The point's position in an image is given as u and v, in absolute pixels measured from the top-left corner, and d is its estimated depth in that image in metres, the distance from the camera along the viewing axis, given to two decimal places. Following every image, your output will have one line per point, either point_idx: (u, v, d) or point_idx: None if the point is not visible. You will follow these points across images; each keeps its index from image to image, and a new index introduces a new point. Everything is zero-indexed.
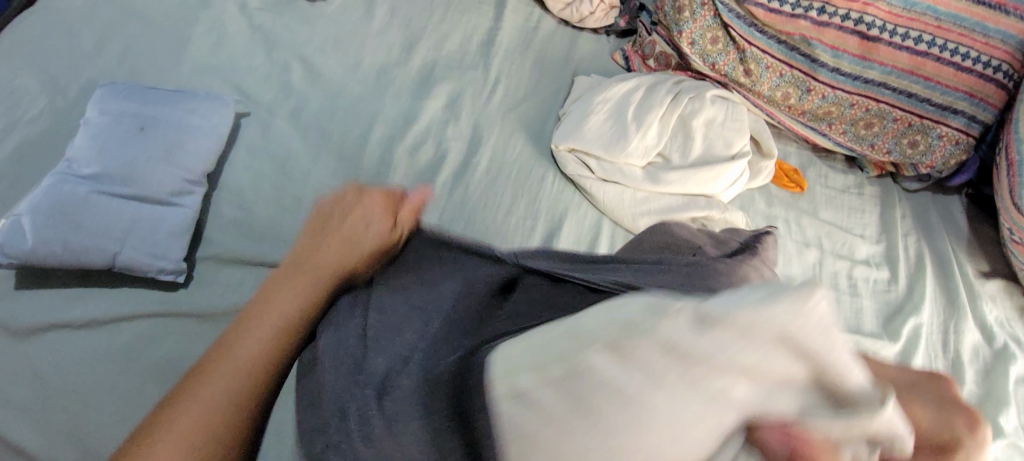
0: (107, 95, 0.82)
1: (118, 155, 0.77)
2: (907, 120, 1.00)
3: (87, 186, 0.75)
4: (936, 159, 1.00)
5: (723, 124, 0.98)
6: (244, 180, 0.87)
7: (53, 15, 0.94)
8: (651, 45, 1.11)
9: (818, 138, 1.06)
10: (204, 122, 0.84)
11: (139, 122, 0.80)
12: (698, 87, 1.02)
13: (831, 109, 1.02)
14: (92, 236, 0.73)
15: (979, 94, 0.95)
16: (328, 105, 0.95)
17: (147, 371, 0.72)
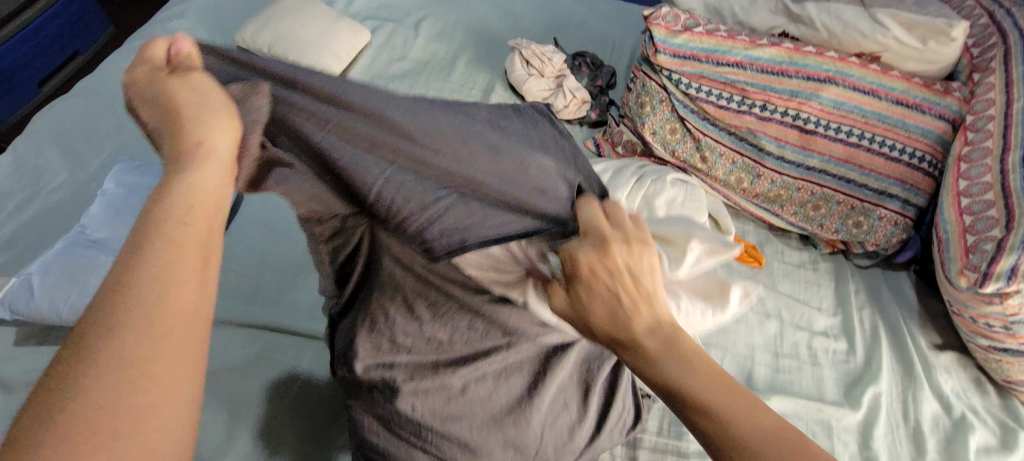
0: (124, 170, 0.91)
1: (126, 222, 0.85)
2: (850, 202, 1.10)
3: (95, 249, 0.82)
4: (879, 238, 1.11)
5: (683, 203, 1.08)
6: (241, 248, 0.94)
7: (83, 100, 1.06)
8: (619, 134, 1.23)
9: (772, 217, 1.16)
10: None
11: (150, 193, 0.88)
12: (659, 171, 1.13)
13: (780, 192, 1.13)
14: (94, 296, 0.78)
15: (909, 181, 1.07)
16: None
17: None
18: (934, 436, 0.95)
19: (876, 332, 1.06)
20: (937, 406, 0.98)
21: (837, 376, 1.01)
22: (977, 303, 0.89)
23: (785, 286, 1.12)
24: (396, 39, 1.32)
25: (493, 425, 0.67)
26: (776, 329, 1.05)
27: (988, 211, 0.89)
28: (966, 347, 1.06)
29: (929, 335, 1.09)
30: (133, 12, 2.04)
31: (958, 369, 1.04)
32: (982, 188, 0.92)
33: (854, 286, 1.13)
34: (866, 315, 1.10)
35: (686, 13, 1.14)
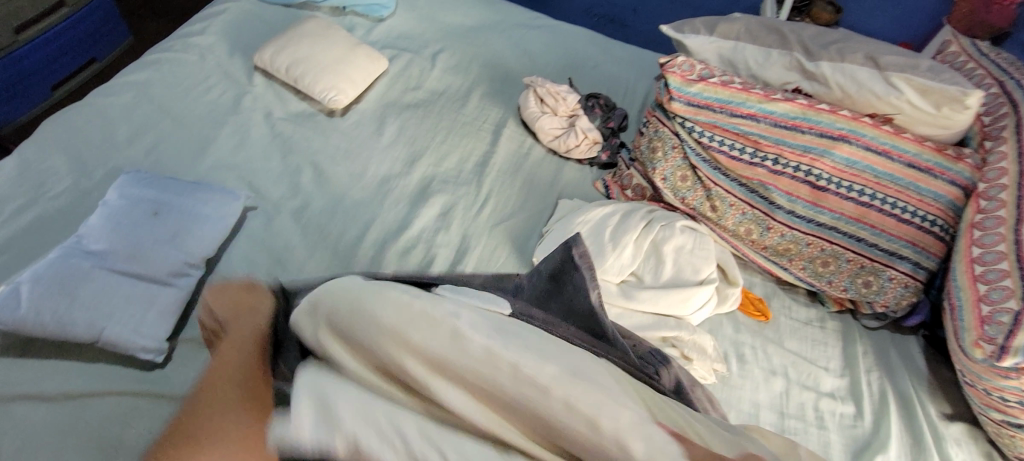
0: (128, 182, 0.90)
1: (125, 235, 0.83)
2: (859, 261, 1.09)
3: (89, 261, 0.79)
4: (888, 299, 1.09)
5: (692, 251, 1.06)
6: (240, 268, 0.92)
7: (96, 109, 1.05)
8: (629, 178, 1.23)
9: (780, 271, 1.14)
10: (213, 212, 0.90)
11: (153, 207, 0.87)
12: (669, 216, 1.11)
13: (789, 246, 1.11)
14: (83, 310, 0.76)
15: (920, 244, 1.06)
16: (331, 206, 1.03)
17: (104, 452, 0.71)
18: None
19: (884, 398, 1.03)
20: None
21: (844, 441, 0.97)
22: (992, 375, 0.87)
23: (792, 343, 1.09)
24: (413, 69, 1.33)
25: None
26: (782, 386, 1.02)
27: (1003, 281, 0.87)
28: (977, 419, 1.03)
29: (940, 403, 1.05)
30: (154, 25, 2.07)
31: (969, 442, 1.00)
32: (997, 256, 0.91)
33: (861, 347, 1.11)
34: (874, 378, 1.06)
35: (702, 64, 1.15)
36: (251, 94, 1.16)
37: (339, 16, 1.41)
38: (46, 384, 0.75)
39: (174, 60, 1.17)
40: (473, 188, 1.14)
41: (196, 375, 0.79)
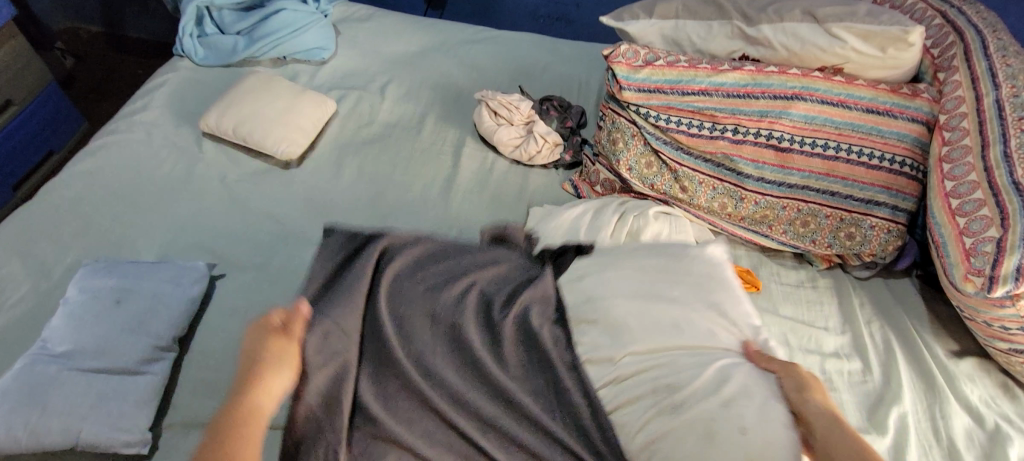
0: (87, 274, 0.88)
1: (90, 331, 0.80)
2: (838, 214, 1.08)
3: (56, 364, 0.77)
4: (875, 247, 1.07)
5: (668, 237, 1.04)
6: (215, 340, 0.89)
7: (46, 207, 1.03)
8: (596, 173, 1.21)
9: (762, 239, 1.12)
10: (179, 288, 0.88)
11: (115, 295, 0.85)
12: (640, 206, 1.10)
13: (766, 213, 1.10)
14: (57, 416, 0.73)
15: (894, 187, 1.05)
16: (298, 259, 1.01)
17: None
18: (971, 453, 0.91)
19: (889, 346, 1.03)
20: (968, 419, 0.95)
21: (858, 398, 0.96)
22: (989, 307, 0.85)
23: (787, 309, 1.07)
24: (362, 105, 1.32)
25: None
26: (785, 355, 1.00)
27: (980, 211, 0.86)
28: (985, 351, 1.03)
29: (945, 343, 1.05)
30: (107, 107, 2.05)
31: (980, 375, 1.00)
32: (970, 187, 0.90)
33: (857, 301, 1.09)
34: (875, 329, 1.06)
35: (647, 48, 1.14)
36: (202, 161, 1.14)
37: (281, 66, 1.40)
38: None
39: (120, 142, 1.15)
40: (443, 213, 1.12)
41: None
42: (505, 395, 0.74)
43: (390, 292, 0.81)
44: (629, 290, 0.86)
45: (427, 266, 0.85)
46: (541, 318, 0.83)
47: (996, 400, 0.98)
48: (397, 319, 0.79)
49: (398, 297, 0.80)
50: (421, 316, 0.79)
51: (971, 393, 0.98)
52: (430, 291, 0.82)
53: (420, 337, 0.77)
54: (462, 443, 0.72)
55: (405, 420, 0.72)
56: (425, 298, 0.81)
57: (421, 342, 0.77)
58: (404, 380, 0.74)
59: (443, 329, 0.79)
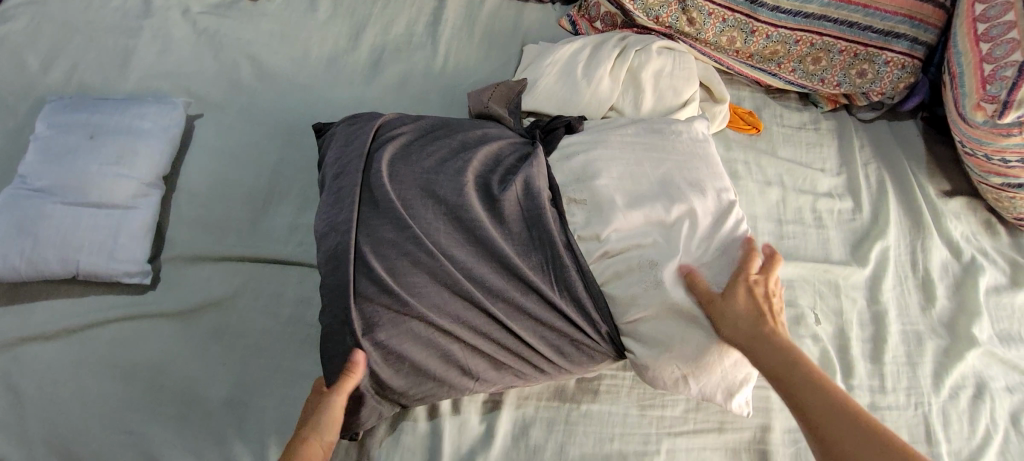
0: (53, 109, 0.82)
1: (67, 166, 0.77)
2: (852, 50, 1.01)
3: (39, 198, 0.75)
4: (885, 85, 1.03)
5: (671, 73, 0.98)
6: (201, 180, 0.87)
7: None
8: (596, 7, 1.10)
9: (769, 78, 1.06)
10: (155, 125, 0.84)
11: (88, 130, 0.80)
12: (643, 40, 1.02)
13: (777, 48, 1.03)
14: (52, 247, 0.73)
15: (917, 16, 0.98)
16: (278, 98, 0.95)
17: (124, 372, 0.74)
18: (943, 283, 0.95)
19: (882, 187, 1.03)
20: (947, 253, 0.98)
21: (844, 236, 0.98)
22: (993, 138, 0.83)
23: (786, 151, 1.05)
24: None
25: (418, 339, 0.68)
26: (778, 195, 1.00)
27: (1009, 34, 0.80)
28: (975, 190, 1.03)
29: (938, 183, 1.05)
30: None
31: (967, 214, 1.02)
32: (1002, 8, 0.82)
33: (858, 143, 1.07)
34: (872, 170, 1.05)
35: None
36: None
37: None
38: (44, 325, 0.75)
39: None
40: (430, 50, 1.04)
41: (190, 301, 0.78)
42: (508, 265, 0.73)
43: (390, 161, 0.76)
44: (617, 165, 0.82)
45: (429, 143, 0.79)
46: (540, 187, 0.78)
47: (978, 236, 1.01)
48: (393, 186, 0.73)
49: (399, 170, 0.75)
50: (417, 181, 0.74)
51: (954, 230, 1.00)
52: (420, 163, 0.76)
53: (414, 205, 0.73)
54: (468, 311, 0.70)
55: (410, 284, 0.69)
56: (410, 169, 0.75)
57: (419, 210, 0.72)
58: (411, 245, 0.70)
59: (448, 194, 0.74)
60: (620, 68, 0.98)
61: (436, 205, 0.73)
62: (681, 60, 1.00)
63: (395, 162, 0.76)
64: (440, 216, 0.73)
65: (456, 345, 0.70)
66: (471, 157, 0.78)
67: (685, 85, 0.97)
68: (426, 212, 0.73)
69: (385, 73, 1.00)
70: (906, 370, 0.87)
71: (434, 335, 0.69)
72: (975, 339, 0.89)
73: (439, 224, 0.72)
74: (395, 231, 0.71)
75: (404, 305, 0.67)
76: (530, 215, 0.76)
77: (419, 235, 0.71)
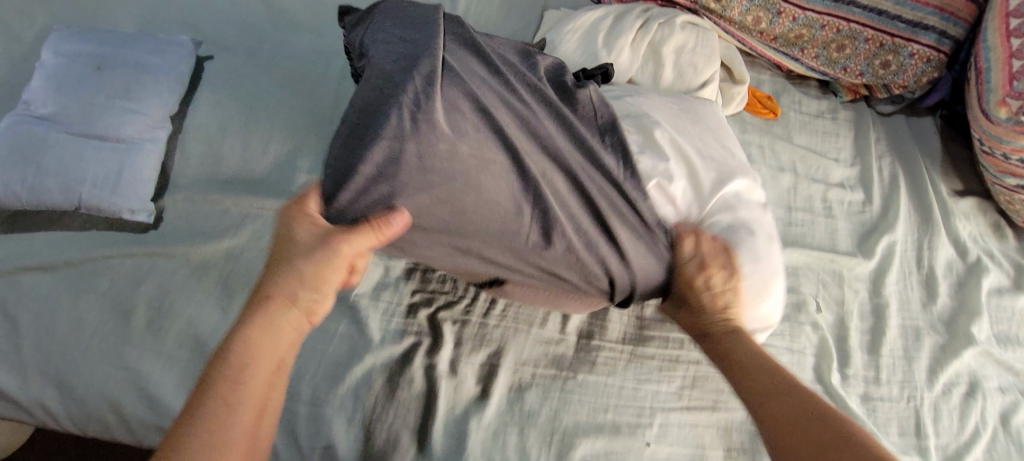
0: (61, 37, 0.80)
1: (73, 95, 0.75)
2: (879, 39, 0.99)
3: (42, 126, 0.74)
4: (908, 78, 1.01)
5: (694, 49, 0.96)
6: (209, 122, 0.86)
7: None
8: None
9: (791, 63, 1.05)
10: (164, 61, 0.82)
11: (96, 61, 0.78)
12: (667, 13, 0.99)
13: (802, 32, 1.01)
14: (55, 177, 0.72)
15: (948, 9, 0.96)
16: (291, 45, 0.93)
17: (122, 309, 0.73)
18: (946, 281, 0.95)
19: (894, 182, 1.02)
20: (953, 252, 0.98)
21: (852, 227, 0.98)
22: (1012, 137, 0.82)
23: (801, 138, 1.03)
24: None
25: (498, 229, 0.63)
26: (790, 182, 0.99)
27: None
28: (988, 192, 1.03)
29: (951, 182, 1.04)
30: None
31: (976, 215, 1.02)
32: None
33: (874, 136, 1.06)
34: (885, 164, 1.04)
35: None
36: None
37: None
38: (43, 255, 0.74)
39: None
40: (447, 8, 1.02)
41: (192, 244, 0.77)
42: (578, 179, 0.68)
43: (454, 53, 0.66)
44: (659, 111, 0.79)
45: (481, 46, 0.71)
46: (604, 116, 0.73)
47: (985, 238, 1.00)
48: (465, 74, 0.65)
49: (463, 63, 0.66)
50: (486, 79, 0.67)
51: (963, 229, 1.00)
52: (486, 62, 0.68)
53: (489, 99, 0.65)
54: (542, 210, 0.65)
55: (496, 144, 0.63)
56: (472, 65, 0.67)
57: (494, 106, 0.65)
58: (497, 138, 0.63)
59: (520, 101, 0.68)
60: (642, 40, 0.96)
61: (511, 106, 0.66)
62: (705, 37, 0.98)
63: (459, 55, 0.67)
64: (519, 116, 0.66)
65: (523, 240, 0.65)
66: (532, 70, 0.73)
67: (706, 63, 0.95)
68: (503, 108, 0.66)
69: None
70: (902, 364, 0.87)
71: (511, 226, 0.64)
72: (973, 338, 0.89)
73: (520, 123, 0.66)
74: (480, 119, 0.63)
75: (484, 189, 0.62)
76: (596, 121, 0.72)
77: (500, 129, 0.63)
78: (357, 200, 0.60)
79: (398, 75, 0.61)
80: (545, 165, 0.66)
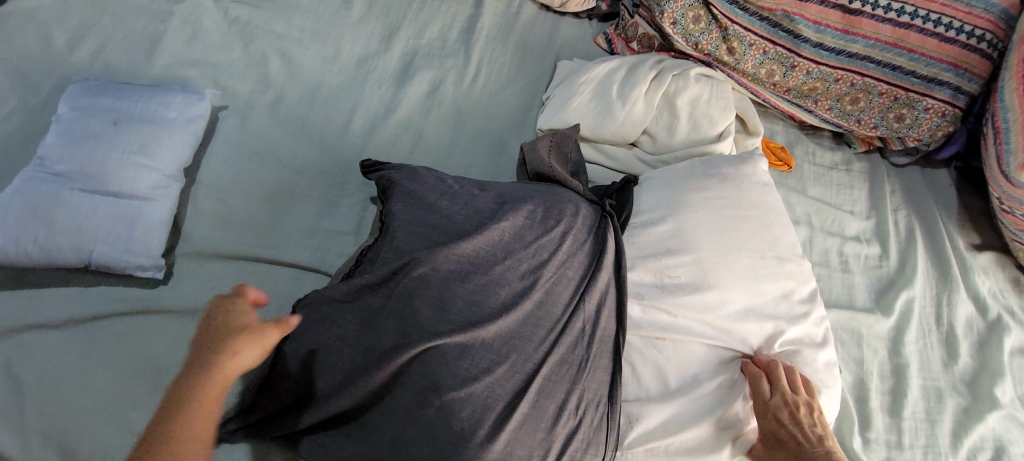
0: (78, 91, 0.81)
1: (88, 151, 0.75)
2: (893, 93, 0.99)
3: (57, 183, 0.73)
4: (923, 132, 1.01)
5: (708, 102, 0.96)
6: (223, 175, 0.85)
7: (23, 15, 0.91)
8: (634, 27, 1.08)
9: (804, 114, 1.05)
10: (181, 115, 0.82)
11: (112, 116, 0.78)
12: (681, 65, 0.99)
13: (815, 85, 1.01)
14: (69, 234, 0.71)
15: (964, 65, 0.95)
16: (307, 97, 0.94)
17: (130, 371, 0.71)
18: (967, 339, 0.93)
19: (911, 235, 1.00)
20: (973, 308, 0.96)
21: (869, 282, 0.96)
22: None
23: (817, 191, 1.03)
24: None
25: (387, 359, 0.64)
26: (805, 235, 0.98)
27: None
28: (1006, 246, 1.01)
29: (968, 236, 1.03)
30: None
31: (995, 269, 1.00)
32: None
33: (889, 187, 1.05)
34: (901, 217, 1.03)
35: None
36: None
37: None
38: (53, 311, 0.73)
39: None
40: (462, 59, 1.03)
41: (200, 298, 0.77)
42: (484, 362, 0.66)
43: (466, 246, 0.72)
44: (703, 288, 0.78)
45: (521, 231, 0.76)
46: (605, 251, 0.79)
47: (1006, 293, 0.98)
48: (461, 261, 0.71)
49: (465, 256, 0.71)
50: (475, 262, 0.71)
51: (982, 285, 0.98)
52: (499, 253, 0.73)
53: (441, 284, 0.69)
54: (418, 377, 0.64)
55: (449, 325, 0.67)
56: (479, 257, 0.72)
57: (444, 287, 0.68)
58: (429, 309, 0.67)
59: (492, 285, 0.70)
60: (655, 91, 0.96)
61: (474, 289, 0.69)
62: (719, 88, 0.98)
63: (476, 247, 0.72)
64: (471, 298, 0.68)
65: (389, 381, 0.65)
66: (545, 232, 0.76)
67: (721, 115, 0.95)
68: (455, 289, 0.69)
69: (417, 79, 0.99)
70: (925, 427, 0.85)
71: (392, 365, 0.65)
72: (998, 401, 0.86)
73: (460, 304, 0.68)
74: (417, 296, 0.68)
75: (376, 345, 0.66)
76: (576, 293, 0.75)
77: (428, 306, 0.67)
78: (350, 311, 0.69)
79: (397, 257, 0.71)
80: (502, 371, 0.66)
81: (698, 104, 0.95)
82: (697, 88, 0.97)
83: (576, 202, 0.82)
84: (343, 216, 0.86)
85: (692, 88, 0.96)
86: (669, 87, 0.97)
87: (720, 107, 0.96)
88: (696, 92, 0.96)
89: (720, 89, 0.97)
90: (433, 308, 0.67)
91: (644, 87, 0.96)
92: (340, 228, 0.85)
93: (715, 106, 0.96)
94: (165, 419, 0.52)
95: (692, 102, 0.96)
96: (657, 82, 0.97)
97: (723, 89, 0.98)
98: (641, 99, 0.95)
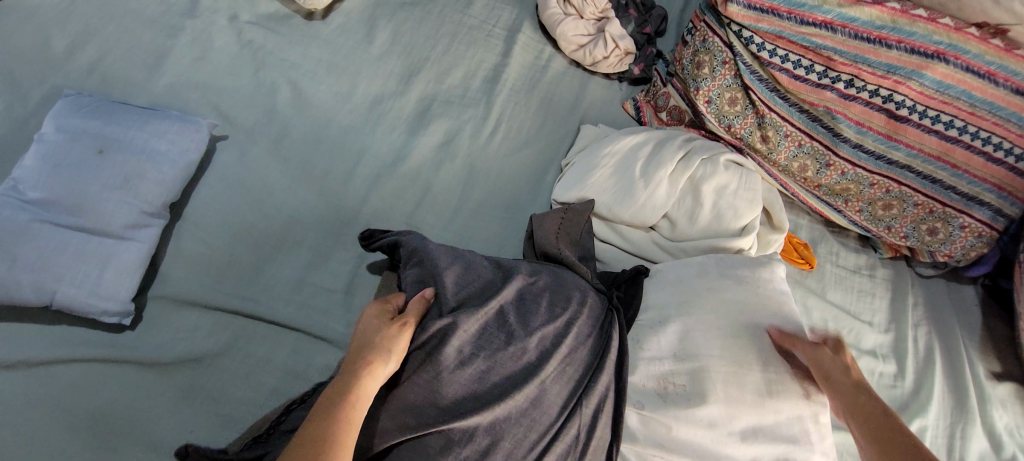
0: (68, 109, 0.75)
1: (68, 180, 0.69)
2: (929, 205, 0.93)
3: (27, 213, 0.67)
4: (955, 249, 0.95)
5: (735, 192, 0.90)
6: (211, 213, 0.80)
7: (25, 13, 0.86)
8: (665, 97, 1.03)
9: (832, 213, 1.00)
10: (174, 147, 0.76)
11: (100, 143, 0.73)
12: (711, 148, 0.94)
13: (848, 185, 0.96)
14: (30, 272, 0.65)
15: (1009, 188, 0.89)
16: (313, 135, 0.88)
17: (73, 426, 0.65)
18: None
19: (930, 356, 0.95)
20: (987, 444, 0.88)
21: None
22: None
23: (836, 295, 0.97)
24: None
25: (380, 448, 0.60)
26: None
27: None
28: None
29: (988, 362, 0.96)
30: None
31: (1014, 403, 0.93)
32: None
33: (912, 299, 1.00)
34: (921, 334, 0.97)
35: None
36: None
37: None
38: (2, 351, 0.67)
39: None
40: (483, 110, 0.97)
41: (166, 348, 0.71)
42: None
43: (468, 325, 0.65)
44: (712, 410, 0.68)
45: (526, 311, 0.69)
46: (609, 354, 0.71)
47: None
48: (461, 341, 0.64)
49: (468, 336, 0.65)
50: (476, 343, 0.65)
51: (1001, 420, 0.91)
52: (505, 334, 0.67)
53: (439, 367, 0.62)
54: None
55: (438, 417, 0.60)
56: (482, 337, 0.66)
57: (440, 372, 0.62)
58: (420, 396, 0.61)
59: (490, 373, 0.64)
60: (679, 173, 0.90)
61: (471, 376, 0.63)
62: (746, 179, 0.92)
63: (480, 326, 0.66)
64: (466, 385, 0.62)
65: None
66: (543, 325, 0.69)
67: (746, 209, 0.88)
68: (451, 376, 0.62)
69: (431, 126, 0.93)
70: None
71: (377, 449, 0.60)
72: None
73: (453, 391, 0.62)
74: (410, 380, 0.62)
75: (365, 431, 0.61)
76: (572, 398, 0.67)
77: (419, 393, 0.61)
78: None
79: None
80: None
81: (723, 193, 0.89)
82: (725, 175, 0.91)
83: (584, 291, 0.75)
84: (333, 272, 0.80)
85: (719, 175, 0.90)
86: (695, 171, 0.91)
87: (746, 200, 0.89)
88: (722, 180, 0.90)
89: (748, 179, 0.92)
90: (423, 399, 0.61)
91: (668, 168, 0.90)
92: (328, 285, 0.79)
93: (739, 198, 0.89)
94: (329, 411, 0.53)
95: (718, 190, 0.90)
96: (683, 163, 0.91)
97: (751, 179, 0.92)
98: (663, 181, 0.89)
